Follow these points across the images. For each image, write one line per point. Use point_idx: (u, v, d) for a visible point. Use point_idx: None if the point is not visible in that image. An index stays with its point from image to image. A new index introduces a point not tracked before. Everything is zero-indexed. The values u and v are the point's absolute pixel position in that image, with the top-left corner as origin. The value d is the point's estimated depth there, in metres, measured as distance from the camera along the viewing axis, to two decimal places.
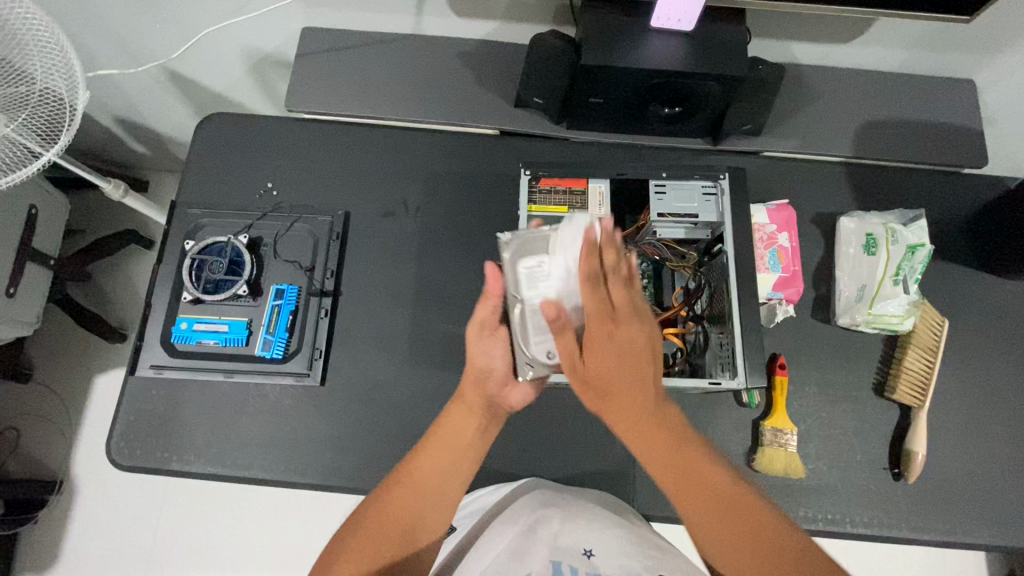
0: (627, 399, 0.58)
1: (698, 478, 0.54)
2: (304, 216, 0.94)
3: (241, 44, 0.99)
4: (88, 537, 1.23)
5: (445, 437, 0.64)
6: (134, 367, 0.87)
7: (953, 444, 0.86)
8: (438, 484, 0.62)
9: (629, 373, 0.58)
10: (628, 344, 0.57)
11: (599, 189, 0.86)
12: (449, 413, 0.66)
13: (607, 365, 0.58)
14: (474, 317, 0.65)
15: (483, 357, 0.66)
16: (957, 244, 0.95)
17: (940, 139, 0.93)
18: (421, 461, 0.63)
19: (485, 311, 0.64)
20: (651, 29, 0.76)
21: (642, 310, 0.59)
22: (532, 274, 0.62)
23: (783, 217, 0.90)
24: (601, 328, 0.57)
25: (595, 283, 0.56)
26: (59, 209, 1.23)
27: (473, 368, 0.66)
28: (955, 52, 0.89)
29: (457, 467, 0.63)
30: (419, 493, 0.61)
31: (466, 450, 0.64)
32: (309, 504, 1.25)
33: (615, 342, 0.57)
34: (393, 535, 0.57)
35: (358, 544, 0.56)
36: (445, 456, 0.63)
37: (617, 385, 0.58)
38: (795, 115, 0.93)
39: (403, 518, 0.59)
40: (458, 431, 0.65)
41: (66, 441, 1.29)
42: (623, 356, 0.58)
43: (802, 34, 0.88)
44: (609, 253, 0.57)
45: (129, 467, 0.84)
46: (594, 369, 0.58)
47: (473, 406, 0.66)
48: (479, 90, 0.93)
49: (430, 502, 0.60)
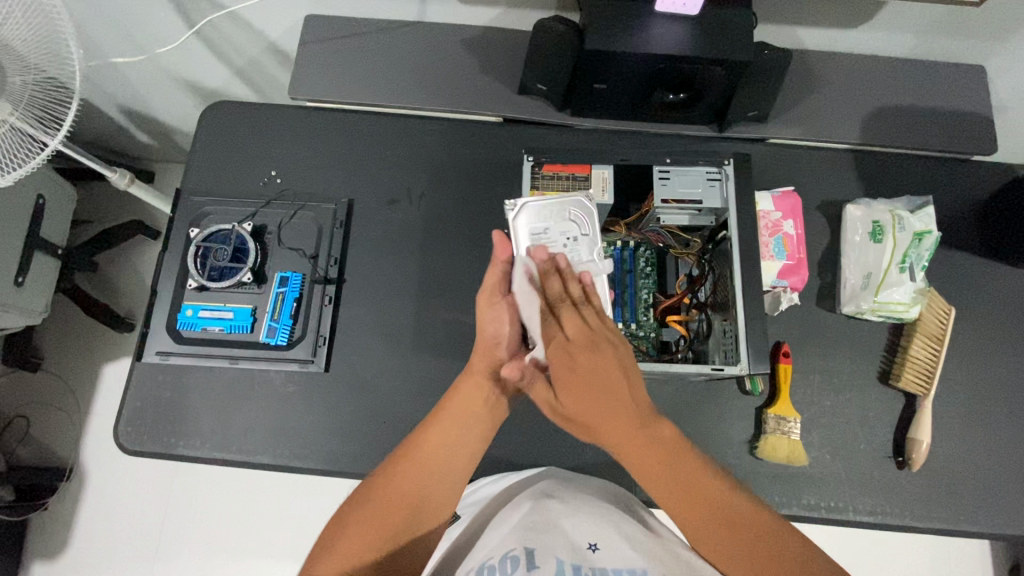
0: (617, 423, 0.58)
1: (693, 491, 0.55)
2: (307, 205, 0.94)
3: (244, 33, 0.99)
4: (97, 523, 1.25)
5: (456, 412, 0.66)
6: (140, 353, 0.88)
7: (958, 433, 0.86)
8: (448, 458, 0.63)
9: (609, 396, 0.59)
10: (593, 362, 0.60)
11: (602, 175, 0.84)
12: (461, 386, 0.68)
13: (585, 398, 0.59)
14: (485, 284, 0.72)
15: (493, 324, 0.71)
16: (966, 233, 0.94)
17: (948, 126, 0.92)
18: (432, 435, 0.64)
19: (496, 274, 0.72)
20: (655, 13, 0.76)
21: (597, 334, 0.62)
22: (538, 238, 0.74)
23: (789, 204, 0.90)
24: (562, 360, 0.61)
25: (549, 318, 0.65)
26: (67, 198, 1.24)
27: (484, 336, 0.71)
28: (966, 37, 0.87)
29: (468, 445, 0.65)
30: (425, 469, 0.61)
31: (476, 426, 0.67)
32: (313, 492, 1.27)
33: (580, 370, 0.60)
34: (400, 511, 0.58)
35: (366, 514, 0.57)
36: (454, 432, 0.65)
37: (599, 413, 0.59)
38: (802, 102, 0.92)
39: (408, 494, 0.59)
40: (469, 406, 0.67)
41: (76, 428, 1.31)
42: (599, 381, 0.59)
43: (810, 20, 0.87)
44: (553, 283, 0.65)
45: (136, 452, 0.85)
46: (576, 405, 0.60)
47: (483, 373, 0.69)
48: (483, 78, 0.93)
49: (438, 478, 0.62)
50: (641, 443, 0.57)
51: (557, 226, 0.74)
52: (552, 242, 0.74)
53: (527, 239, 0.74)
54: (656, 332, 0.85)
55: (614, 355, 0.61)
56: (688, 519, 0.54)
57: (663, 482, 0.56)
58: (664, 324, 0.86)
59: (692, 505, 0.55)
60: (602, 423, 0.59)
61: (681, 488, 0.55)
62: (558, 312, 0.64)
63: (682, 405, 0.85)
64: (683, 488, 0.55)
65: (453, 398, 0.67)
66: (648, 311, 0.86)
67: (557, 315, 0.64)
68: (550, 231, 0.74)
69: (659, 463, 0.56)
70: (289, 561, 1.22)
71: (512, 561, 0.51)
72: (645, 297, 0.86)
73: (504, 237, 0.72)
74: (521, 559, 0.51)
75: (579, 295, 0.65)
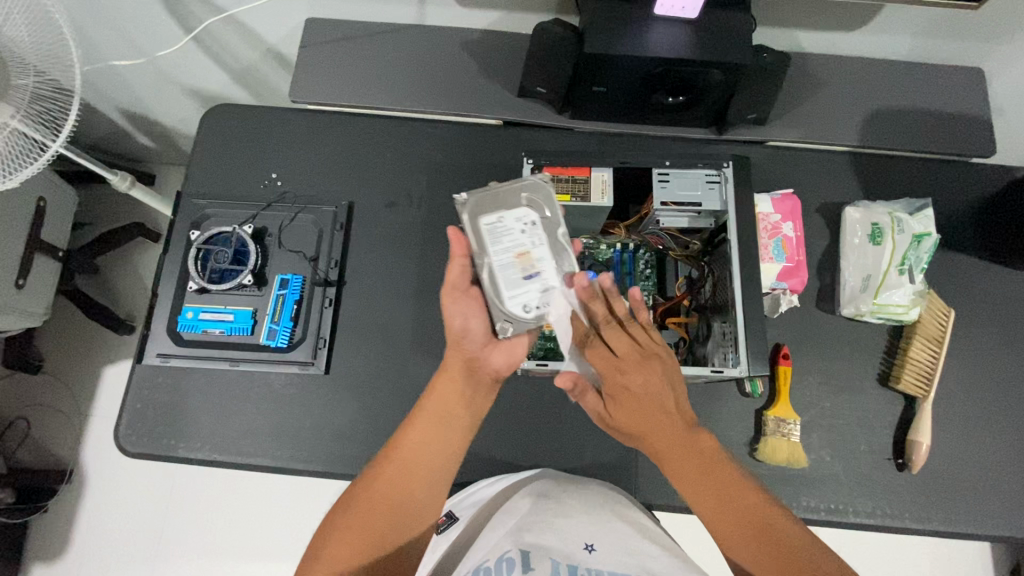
0: (668, 438, 0.63)
1: (730, 491, 0.59)
2: (307, 208, 0.94)
3: (245, 36, 0.99)
4: (97, 525, 1.25)
5: (431, 412, 0.65)
6: (140, 355, 0.88)
7: (958, 435, 0.86)
8: (427, 459, 0.63)
9: (661, 415, 0.64)
10: (644, 384, 0.66)
11: (602, 177, 0.85)
12: (436, 386, 0.67)
13: (639, 414, 0.65)
14: (445, 279, 0.67)
15: (459, 318, 0.67)
16: (965, 235, 0.94)
17: (947, 128, 0.93)
18: (409, 437, 0.64)
19: (454, 272, 0.67)
20: (654, 17, 0.76)
21: (647, 350, 0.68)
22: (493, 230, 0.68)
23: (788, 207, 0.90)
24: (614, 378, 0.67)
25: (595, 338, 0.69)
26: (68, 201, 1.24)
27: (451, 331, 0.68)
28: (964, 40, 0.88)
29: (441, 444, 0.64)
30: (406, 472, 0.61)
31: (450, 425, 0.65)
32: (313, 494, 1.26)
33: (632, 389, 0.66)
34: (385, 515, 0.58)
35: (349, 522, 0.58)
36: (430, 432, 0.64)
37: (654, 434, 0.64)
38: (800, 104, 0.92)
39: (392, 499, 0.60)
40: (442, 405, 0.66)
41: (76, 430, 1.31)
42: (648, 399, 0.65)
43: (808, 23, 0.87)
44: (597, 305, 0.69)
45: (135, 453, 0.85)
46: (625, 418, 0.66)
47: (456, 370, 0.68)
48: (483, 81, 0.93)
49: (419, 481, 0.61)
50: (680, 453, 0.62)
51: (513, 214, 0.68)
52: (512, 232, 0.68)
53: (483, 232, 0.68)
54: None
55: (662, 373, 0.66)
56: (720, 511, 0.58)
57: (703, 489, 0.60)
58: (664, 325, 0.86)
59: (721, 502, 0.58)
60: (655, 436, 0.64)
61: (719, 504, 0.58)
62: (603, 332, 0.69)
63: None
64: (717, 492, 0.59)
65: (427, 400, 0.66)
66: None
67: (602, 333, 0.69)
68: (506, 220, 0.68)
69: (699, 472, 0.61)
70: (289, 564, 1.22)
71: (508, 563, 0.51)
72: (645, 299, 0.87)
73: (458, 232, 0.67)
74: (516, 561, 0.51)
75: (620, 314, 0.69)
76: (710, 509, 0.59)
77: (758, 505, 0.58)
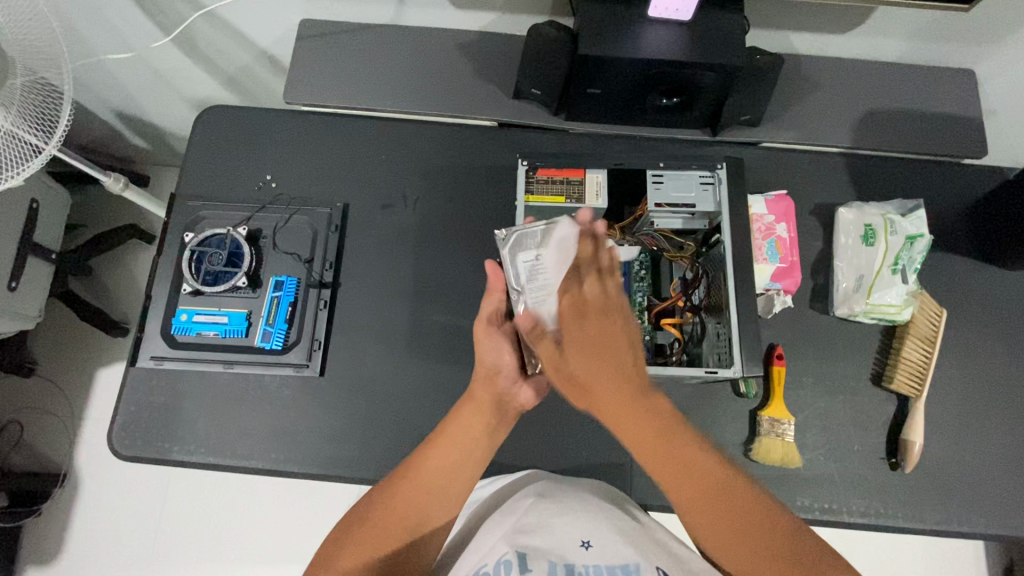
0: (616, 406, 0.57)
1: (684, 461, 0.55)
2: (302, 209, 0.94)
3: (240, 38, 0.99)
4: (90, 529, 1.24)
5: (454, 434, 0.65)
6: (135, 358, 0.88)
7: (951, 433, 0.87)
8: (449, 479, 0.63)
9: (614, 365, 0.59)
10: (610, 334, 0.60)
11: (596, 179, 0.86)
12: (460, 412, 0.67)
13: (589, 359, 0.59)
14: (481, 313, 0.72)
15: (493, 352, 0.71)
16: (958, 235, 0.95)
17: (938, 129, 0.93)
18: (430, 459, 0.63)
19: (489, 306, 0.72)
20: (648, 19, 0.76)
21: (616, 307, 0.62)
22: (530, 268, 0.70)
23: (782, 208, 0.90)
24: (574, 323, 0.61)
25: (571, 284, 0.64)
26: (61, 204, 1.24)
27: (484, 364, 0.71)
28: (956, 42, 0.88)
29: (466, 462, 0.64)
30: (423, 488, 0.61)
31: (473, 452, 0.65)
32: (309, 496, 1.26)
33: (588, 329, 0.61)
34: (400, 524, 0.59)
35: (362, 539, 0.57)
36: (457, 453, 0.64)
37: (603, 379, 0.58)
38: (794, 106, 0.93)
39: (406, 513, 0.59)
40: (467, 430, 0.66)
41: (69, 434, 1.30)
42: (606, 349, 0.60)
43: (801, 25, 0.88)
44: (585, 245, 0.65)
45: (130, 457, 0.85)
46: (582, 368, 0.59)
47: (484, 403, 0.68)
48: (478, 82, 0.93)
49: (439, 500, 0.61)
50: (639, 417, 0.56)
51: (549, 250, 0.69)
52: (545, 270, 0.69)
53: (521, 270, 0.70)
54: (651, 336, 0.85)
55: (623, 329, 0.61)
56: (683, 493, 0.54)
57: (665, 467, 0.55)
58: (659, 327, 0.86)
59: (681, 471, 0.54)
60: (600, 392, 0.58)
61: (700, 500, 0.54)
62: (581, 274, 0.64)
63: (677, 407, 0.86)
64: (679, 467, 0.55)
65: (449, 423, 0.67)
66: (642, 314, 0.85)
67: (580, 283, 0.64)
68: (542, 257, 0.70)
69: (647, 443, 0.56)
70: (285, 566, 1.22)
71: (505, 565, 0.51)
72: (639, 299, 0.86)
73: (496, 267, 0.72)
74: (514, 562, 0.51)
75: (603, 266, 0.64)
76: (665, 473, 0.55)
77: (717, 472, 0.54)
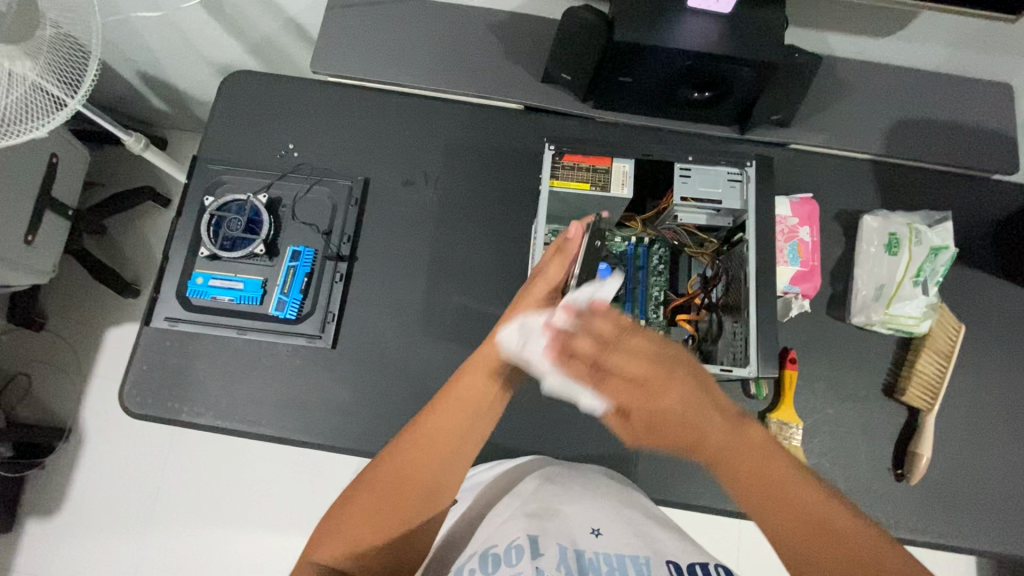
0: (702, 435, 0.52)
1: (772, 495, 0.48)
2: (323, 180, 0.94)
3: (269, 5, 0.98)
4: (93, 484, 1.26)
5: (465, 397, 0.64)
6: (148, 318, 0.88)
7: (959, 448, 0.86)
8: (456, 443, 0.61)
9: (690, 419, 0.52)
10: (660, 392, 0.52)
11: (622, 168, 0.84)
12: (475, 366, 0.66)
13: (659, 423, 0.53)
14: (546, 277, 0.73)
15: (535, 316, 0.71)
16: (982, 250, 0.94)
17: (971, 142, 0.92)
18: (438, 421, 0.61)
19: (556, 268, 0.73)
20: (687, 9, 0.75)
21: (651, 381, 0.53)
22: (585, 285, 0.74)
23: (806, 211, 0.89)
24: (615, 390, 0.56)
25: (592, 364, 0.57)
26: (79, 161, 1.23)
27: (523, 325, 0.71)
28: (997, 53, 0.86)
29: (472, 427, 0.63)
30: (432, 456, 0.59)
31: (479, 414, 0.64)
32: (309, 466, 1.27)
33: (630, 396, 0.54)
34: (411, 495, 0.57)
35: (363, 508, 0.56)
36: (460, 414, 0.62)
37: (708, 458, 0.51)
38: (825, 109, 0.92)
39: (418, 482, 0.58)
40: (478, 392, 0.65)
41: (76, 390, 1.31)
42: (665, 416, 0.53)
43: (839, 26, 0.86)
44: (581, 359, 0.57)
45: (139, 415, 0.85)
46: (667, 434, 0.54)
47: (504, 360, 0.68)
48: (506, 63, 0.92)
49: (446, 465, 0.59)
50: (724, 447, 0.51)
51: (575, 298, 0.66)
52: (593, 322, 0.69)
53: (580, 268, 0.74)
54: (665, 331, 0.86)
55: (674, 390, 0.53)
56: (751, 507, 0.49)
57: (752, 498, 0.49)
58: (673, 323, 0.87)
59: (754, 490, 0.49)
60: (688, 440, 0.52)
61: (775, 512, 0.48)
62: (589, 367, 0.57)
63: None
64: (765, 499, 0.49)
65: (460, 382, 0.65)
66: (658, 309, 0.85)
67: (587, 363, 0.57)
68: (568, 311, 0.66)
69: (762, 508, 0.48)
70: (283, 534, 1.23)
71: (517, 550, 0.51)
72: (656, 294, 0.86)
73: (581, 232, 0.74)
74: (525, 548, 0.51)
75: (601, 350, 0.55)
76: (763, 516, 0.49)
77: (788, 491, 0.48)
